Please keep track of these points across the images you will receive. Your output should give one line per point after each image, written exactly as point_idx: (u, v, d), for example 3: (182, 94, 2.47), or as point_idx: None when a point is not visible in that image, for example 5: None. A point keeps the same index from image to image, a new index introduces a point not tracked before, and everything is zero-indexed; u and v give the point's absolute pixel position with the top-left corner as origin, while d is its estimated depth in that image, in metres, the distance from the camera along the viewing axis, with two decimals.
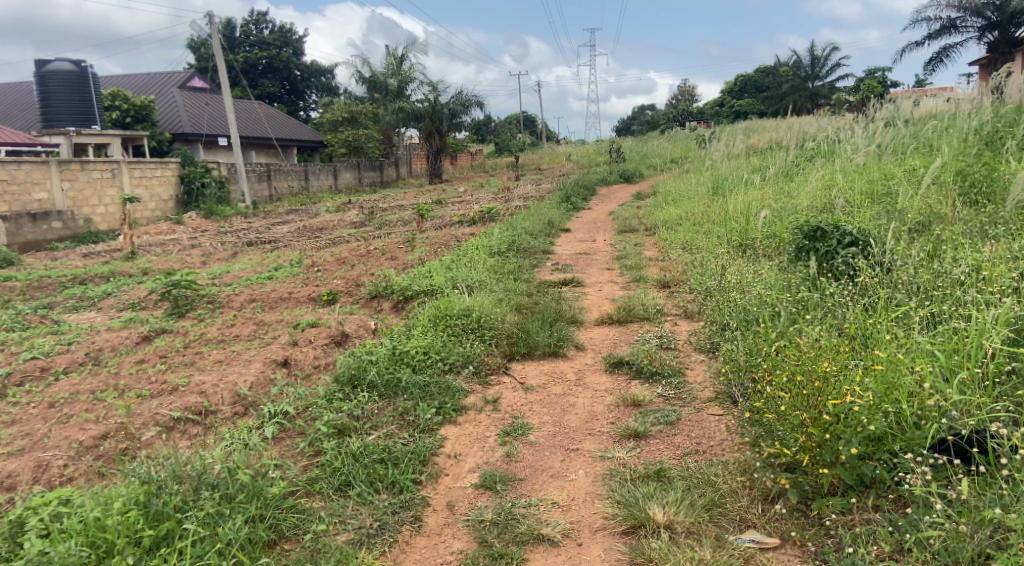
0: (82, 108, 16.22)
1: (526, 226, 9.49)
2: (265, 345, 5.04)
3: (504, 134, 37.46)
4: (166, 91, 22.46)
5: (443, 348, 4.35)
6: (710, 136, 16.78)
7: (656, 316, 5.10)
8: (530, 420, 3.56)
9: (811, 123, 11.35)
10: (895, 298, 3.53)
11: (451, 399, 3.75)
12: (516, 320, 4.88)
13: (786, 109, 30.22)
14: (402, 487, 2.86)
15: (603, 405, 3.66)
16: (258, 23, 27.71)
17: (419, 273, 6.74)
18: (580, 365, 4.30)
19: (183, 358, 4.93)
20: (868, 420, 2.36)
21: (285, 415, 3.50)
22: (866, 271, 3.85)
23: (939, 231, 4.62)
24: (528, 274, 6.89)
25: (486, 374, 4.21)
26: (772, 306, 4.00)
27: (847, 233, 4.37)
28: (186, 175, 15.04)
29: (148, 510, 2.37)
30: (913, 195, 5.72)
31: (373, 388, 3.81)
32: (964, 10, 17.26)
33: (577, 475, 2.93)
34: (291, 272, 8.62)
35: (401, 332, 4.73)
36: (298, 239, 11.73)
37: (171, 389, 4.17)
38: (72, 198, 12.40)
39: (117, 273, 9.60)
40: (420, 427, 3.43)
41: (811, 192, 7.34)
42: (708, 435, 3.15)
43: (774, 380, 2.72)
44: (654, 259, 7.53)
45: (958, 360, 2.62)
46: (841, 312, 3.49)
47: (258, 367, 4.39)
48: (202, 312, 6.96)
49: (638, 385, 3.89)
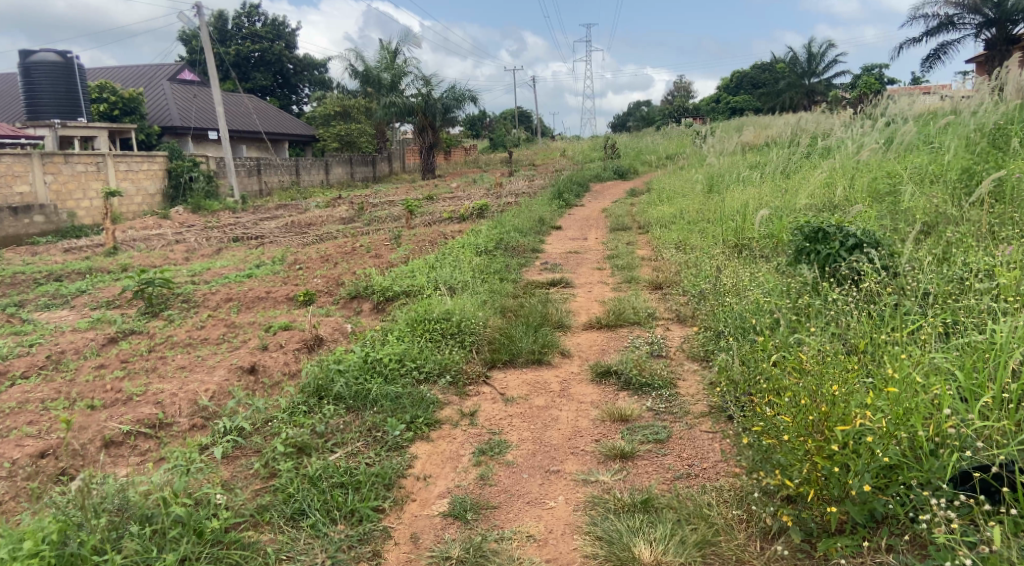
0: (68, 99, 15.84)
1: (516, 224, 9.20)
2: (233, 349, 4.76)
3: (498, 129, 37.09)
4: (155, 84, 22.06)
5: (419, 355, 4.08)
6: (706, 132, 16.50)
7: (647, 321, 4.83)
8: (509, 436, 3.29)
9: (808, 119, 11.10)
10: (903, 305, 3.27)
11: (424, 411, 3.48)
12: (499, 324, 4.60)
13: (782, 105, 29.97)
14: (362, 516, 2.60)
15: (589, 419, 3.39)
16: (250, 15, 27.27)
17: (402, 272, 6.47)
18: (565, 374, 4.02)
19: (145, 362, 4.65)
20: (881, 448, 2.10)
21: (242, 431, 3.23)
22: (872, 277, 3.59)
23: (942, 234, 4.40)
24: (516, 274, 6.62)
25: (464, 384, 3.93)
26: (772, 313, 3.73)
27: (850, 235, 4.09)
28: (173, 168, 14.72)
29: (61, 552, 2.15)
30: (916, 193, 5.49)
31: (340, 401, 3.54)
32: (963, 8, 17.01)
33: (557, 502, 2.67)
34: (273, 270, 8.31)
35: (376, 337, 4.44)
36: (284, 235, 11.42)
37: (125, 399, 3.89)
38: (55, 191, 12.03)
39: (94, 269, 9.28)
40: (389, 444, 3.16)
41: (811, 190, 7.08)
42: (701, 455, 2.89)
43: (775, 402, 2.46)
44: (646, 258, 7.28)
45: (979, 380, 2.37)
46: (845, 321, 3.24)
47: (222, 374, 4.12)
48: (176, 312, 6.66)
49: (625, 398, 3.62)
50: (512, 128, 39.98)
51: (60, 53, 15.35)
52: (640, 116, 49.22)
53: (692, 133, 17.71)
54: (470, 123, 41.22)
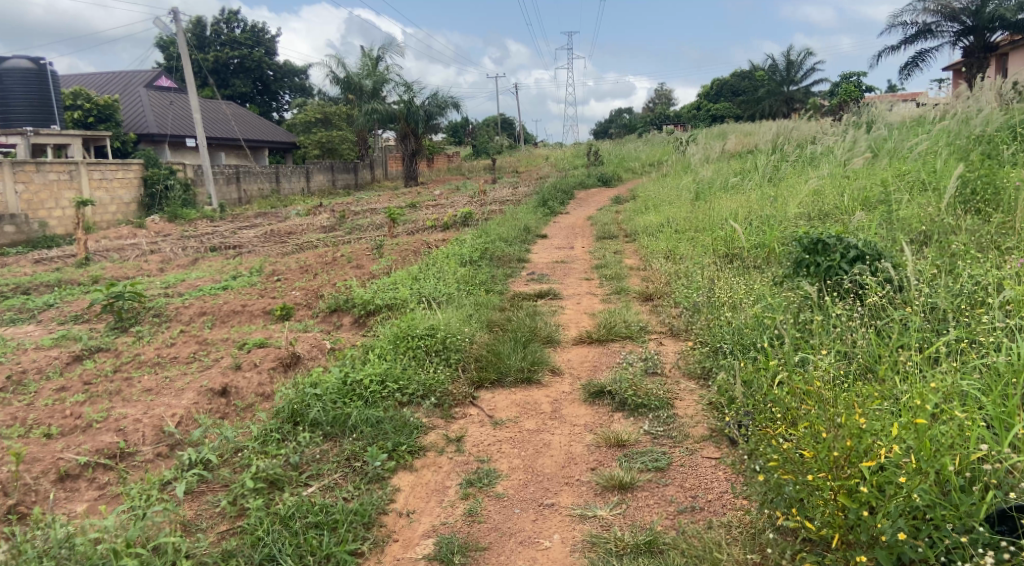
0: (41, 105, 15.41)
1: (501, 233, 9.00)
2: (204, 368, 4.49)
3: (481, 137, 36.95)
4: (132, 91, 21.64)
5: (402, 375, 3.85)
6: (689, 139, 16.42)
7: (639, 335, 4.64)
8: (498, 464, 3.08)
9: (792, 126, 11.03)
10: (910, 320, 3.12)
11: (407, 438, 3.25)
12: (486, 341, 4.38)
13: (762, 113, 30.14)
14: (339, 562, 2.39)
15: (583, 445, 3.19)
16: (229, 21, 26.90)
17: (384, 284, 6.24)
18: (556, 394, 3.81)
19: (111, 383, 4.38)
20: (909, 487, 1.95)
21: (208, 464, 2.98)
22: (876, 290, 3.42)
23: (945, 245, 4.24)
24: (501, 285, 6.41)
25: (450, 406, 3.70)
26: (774, 330, 3.56)
27: (851, 246, 3.90)
28: (149, 177, 14.34)
29: None
30: (912, 202, 5.36)
31: (317, 427, 3.30)
32: (941, 16, 17.00)
33: (552, 542, 2.49)
34: (249, 282, 8.04)
35: (357, 355, 4.21)
36: (263, 244, 11.12)
37: (85, 426, 3.62)
38: (26, 201, 11.62)
39: (64, 281, 8.93)
40: (369, 476, 2.93)
41: (801, 198, 6.94)
42: (706, 485, 2.70)
43: (790, 433, 2.29)
44: (635, 268, 7.11)
45: (1010, 407, 2.20)
46: (855, 340, 3.07)
47: (191, 397, 3.85)
48: (147, 327, 6.36)
49: (621, 420, 3.42)
50: (494, 135, 39.86)
51: (33, 59, 15.28)
52: (622, 123, 49.42)
53: (676, 140, 17.65)
54: (451, 130, 41.14)
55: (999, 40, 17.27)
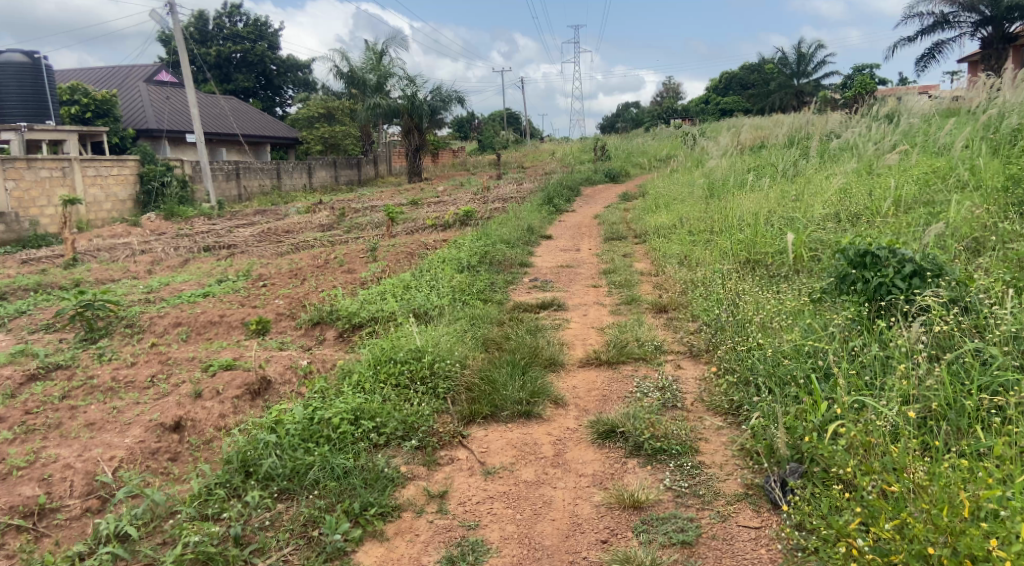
0: (36, 102, 14.92)
1: (503, 234, 8.40)
2: (163, 395, 3.93)
3: (486, 131, 36.35)
4: (131, 86, 21.13)
5: (380, 410, 3.27)
6: (699, 133, 15.79)
7: (653, 357, 4.05)
8: (487, 532, 2.53)
9: (809, 119, 10.42)
10: (988, 354, 2.59)
11: (379, 495, 2.71)
12: (479, 366, 3.79)
13: (771, 106, 29.45)
14: None
15: (591, 505, 2.63)
16: (231, 14, 26.31)
17: (373, 294, 5.67)
18: (559, 433, 3.23)
19: (54, 413, 3.84)
20: None
21: (127, 537, 2.48)
22: (943, 315, 2.87)
23: (1007, 255, 3.67)
24: (500, 295, 5.85)
25: (433, 449, 3.14)
26: (818, 362, 3.02)
27: (906, 258, 3.28)
28: (146, 173, 13.79)
29: None
30: (960, 203, 4.77)
31: (271, 480, 2.76)
32: (959, 5, 16.22)
33: None
34: (233, 287, 7.49)
35: (330, 384, 3.63)
36: (258, 243, 10.59)
37: (5, 473, 3.09)
38: (17, 199, 11.09)
39: (44, 285, 8.38)
40: (326, 552, 2.43)
41: (828, 197, 6.30)
42: None
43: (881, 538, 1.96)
44: (647, 273, 6.53)
45: None
46: (929, 382, 2.52)
47: (136, 435, 3.30)
48: (115, 341, 5.81)
49: (637, 470, 2.84)
50: (500, 131, 39.31)
51: (27, 53, 14.88)
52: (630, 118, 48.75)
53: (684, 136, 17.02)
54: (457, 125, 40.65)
55: (1019, 31, 16.51)
